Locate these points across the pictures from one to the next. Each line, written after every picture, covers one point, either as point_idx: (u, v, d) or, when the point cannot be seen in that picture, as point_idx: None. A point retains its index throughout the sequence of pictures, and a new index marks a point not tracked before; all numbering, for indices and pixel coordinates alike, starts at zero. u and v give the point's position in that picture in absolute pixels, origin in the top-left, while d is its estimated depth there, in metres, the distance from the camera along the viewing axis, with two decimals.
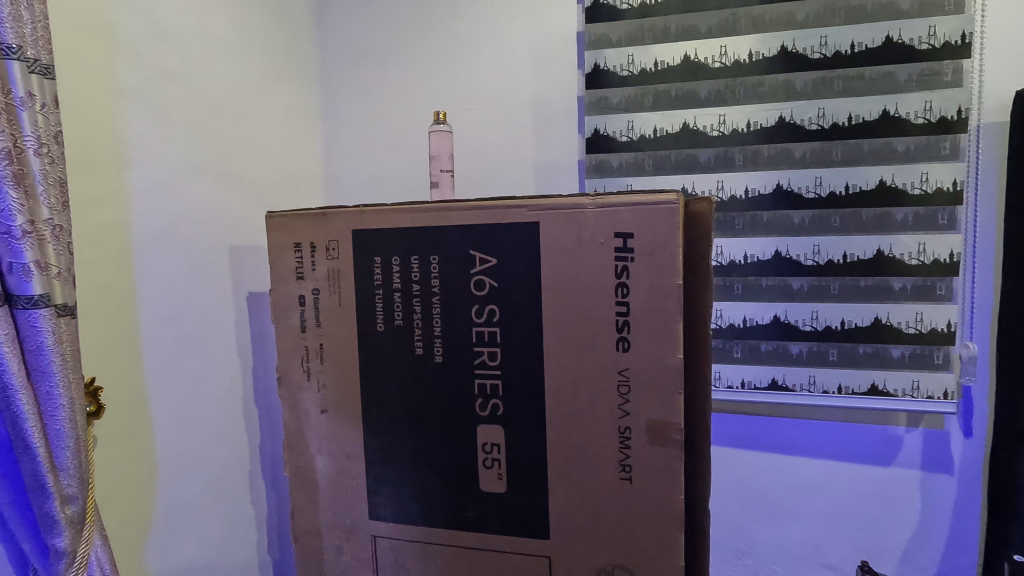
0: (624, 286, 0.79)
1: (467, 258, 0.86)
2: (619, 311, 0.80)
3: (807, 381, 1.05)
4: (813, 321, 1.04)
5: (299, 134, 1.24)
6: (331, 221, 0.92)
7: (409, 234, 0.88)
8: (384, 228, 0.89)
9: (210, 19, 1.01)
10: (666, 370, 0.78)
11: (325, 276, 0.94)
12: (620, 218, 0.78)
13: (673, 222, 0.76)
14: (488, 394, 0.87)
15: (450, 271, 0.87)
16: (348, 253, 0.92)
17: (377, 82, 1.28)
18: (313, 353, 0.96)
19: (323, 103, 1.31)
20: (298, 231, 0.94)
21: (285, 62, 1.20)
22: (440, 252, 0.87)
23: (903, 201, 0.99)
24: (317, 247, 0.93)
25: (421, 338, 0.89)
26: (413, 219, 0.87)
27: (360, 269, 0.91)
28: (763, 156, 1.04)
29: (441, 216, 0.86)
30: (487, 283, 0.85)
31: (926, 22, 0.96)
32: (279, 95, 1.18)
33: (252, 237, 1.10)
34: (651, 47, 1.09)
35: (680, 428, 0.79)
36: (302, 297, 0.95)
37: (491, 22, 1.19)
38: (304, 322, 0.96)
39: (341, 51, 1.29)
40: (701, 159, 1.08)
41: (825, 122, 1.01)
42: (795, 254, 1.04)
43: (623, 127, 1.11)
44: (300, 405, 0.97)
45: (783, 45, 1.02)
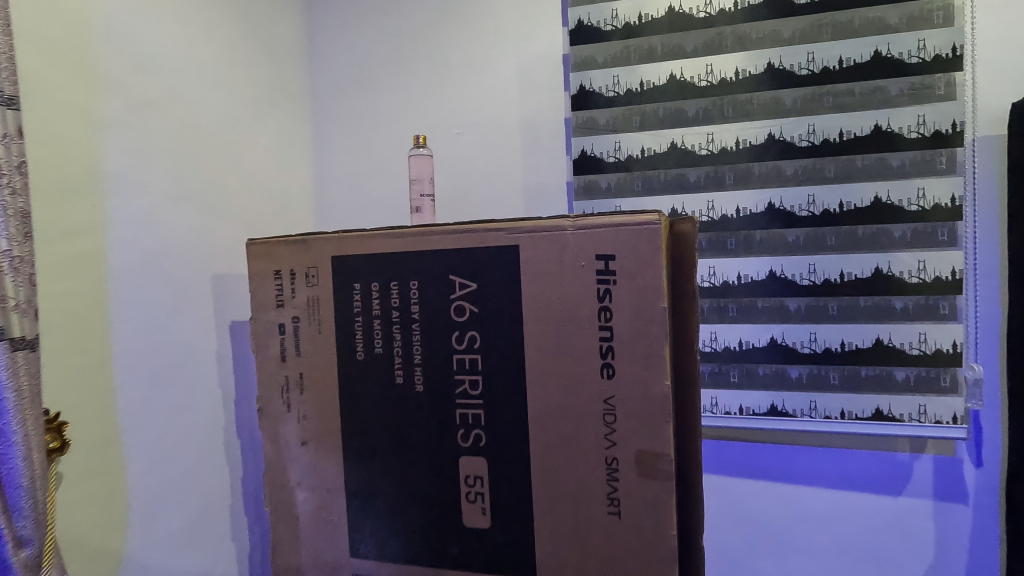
0: (608, 310, 0.76)
1: (447, 283, 0.83)
2: (603, 336, 0.77)
3: (809, 407, 1.00)
4: (812, 343, 1.00)
5: (289, 162, 1.24)
6: (310, 247, 0.90)
7: (388, 260, 0.86)
8: (364, 254, 0.87)
9: (195, 50, 1.01)
10: (654, 397, 0.75)
11: (304, 304, 0.91)
12: (601, 240, 0.76)
13: (655, 243, 0.74)
14: (470, 425, 0.83)
15: (430, 298, 0.84)
16: (327, 280, 0.90)
17: (366, 109, 1.28)
18: (293, 383, 0.93)
19: (313, 131, 1.31)
20: (278, 259, 0.92)
21: (274, 91, 1.20)
22: (420, 279, 0.84)
23: (899, 217, 0.96)
24: (297, 274, 0.92)
25: (401, 366, 0.87)
26: (393, 244, 0.86)
27: (340, 296, 0.89)
28: (754, 175, 1.02)
29: (420, 241, 0.84)
30: (467, 309, 0.83)
31: (915, 36, 0.94)
32: (267, 124, 1.18)
33: (237, 266, 1.08)
34: (637, 67, 1.07)
35: (670, 459, 0.75)
36: (282, 326, 0.93)
37: (477, 48, 1.19)
38: (284, 352, 0.93)
39: (331, 79, 1.30)
40: (691, 178, 1.05)
41: (815, 138, 0.99)
42: (790, 274, 1.01)
43: (611, 148, 1.10)
44: (281, 437, 0.94)
45: (770, 62, 1.00)
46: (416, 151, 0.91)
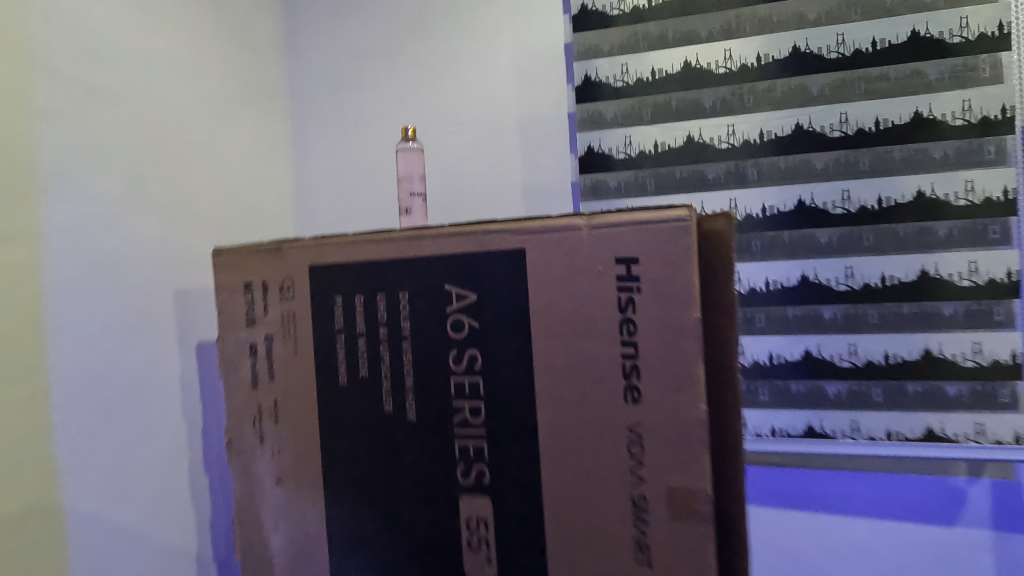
0: (632, 322, 0.65)
1: (442, 294, 0.72)
2: (626, 353, 0.66)
3: (850, 428, 0.89)
4: (852, 356, 0.89)
5: (266, 165, 1.13)
6: (284, 256, 0.79)
7: (374, 269, 0.75)
8: (346, 262, 0.76)
9: (153, 38, 0.91)
10: (688, 424, 0.64)
11: (278, 321, 0.80)
12: (622, 240, 0.65)
13: (686, 242, 0.63)
14: (471, 459, 0.72)
15: (423, 312, 0.73)
16: (304, 293, 0.78)
17: (350, 108, 1.17)
18: (267, 412, 0.81)
19: (293, 132, 1.20)
20: (248, 270, 0.81)
21: (248, 88, 1.10)
22: (410, 289, 0.73)
23: (945, 214, 0.86)
24: (269, 287, 0.80)
25: (390, 392, 0.75)
26: (379, 251, 0.74)
27: (319, 311, 0.78)
28: (780, 170, 0.92)
29: (410, 246, 0.73)
30: (466, 324, 0.71)
31: (957, 13, 0.85)
32: (240, 122, 1.07)
33: (205, 278, 0.96)
34: (647, 54, 0.98)
35: (708, 497, 0.64)
36: (253, 348, 0.81)
37: (470, 39, 1.09)
38: (256, 377, 0.81)
39: (312, 76, 1.20)
40: (710, 175, 0.95)
41: (849, 128, 0.89)
42: (824, 279, 0.90)
43: (621, 143, 1.00)
44: (253, 475, 0.82)
45: (796, 46, 0.91)
46: (405, 145, 0.80)
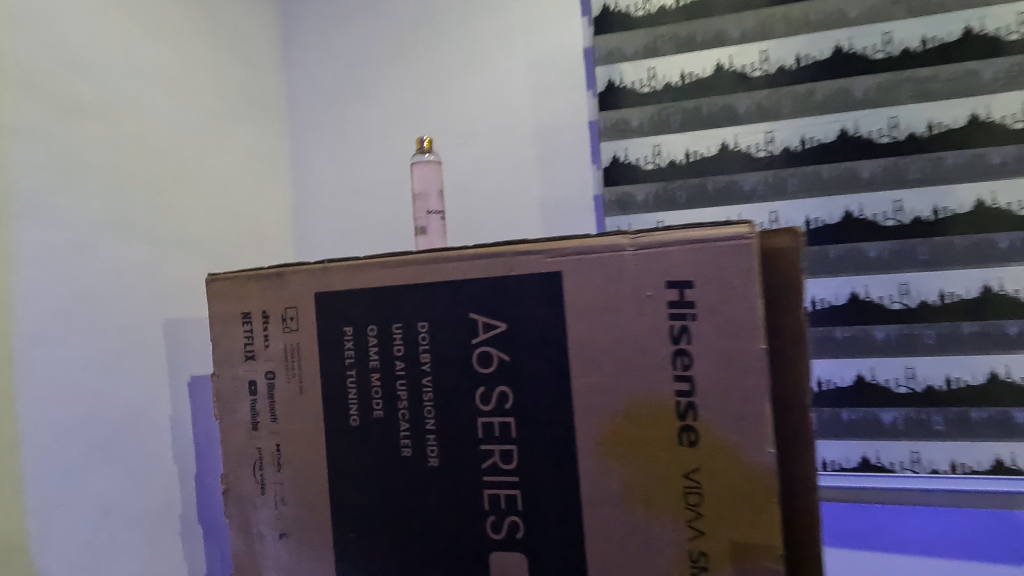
0: (687, 354, 0.57)
1: (467, 324, 0.64)
2: (680, 389, 0.58)
3: (910, 460, 0.81)
4: (909, 381, 0.82)
5: (261, 182, 1.05)
6: (287, 283, 0.71)
7: (389, 296, 0.67)
8: (357, 289, 0.68)
9: (140, 45, 0.83)
10: (754, 471, 0.56)
11: (281, 355, 0.71)
12: (673, 262, 0.57)
13: (748, 263, 0.55)
14: (503, 510, 0.63)
15: (445, 344, 0.65)
16: (309, 323, 0.70)
17: (352, 119, 1.10)
18: (268, 457, 0.72)
19: (291, 146, 1.12)
20: (246, 298, 0.73)
21: (243, 99, 1.02)
22: (430, 319, 0.65)
23: (1007, 225, 0.79)
24: (270, 317, 0.72)
25: (409, 434, 0.66)
26: (394, 276, 0.67)
27: (327, 344, 0.69)
28: (824, 179, 0.85)
29: (430, 270, 0.65)
30: (494, 357, 0.63)
31: (1013, 8, 0.78)
32: (235, 137, 1.00)
33: (198, 309, 0.89)
34: (675, 57, 0.91)
35: (780, 556, 0.55)
36: (252, 385, 0.73)
37: (481, 45, 1.02)
38: (256, 418, 0.73)
39: (310, 86, 1.12)
40: (747, 186, 0.88)
41: (899, 133, 0.83)
42: (876, 297, 0.83)
43: (649, 152, 0.92)
44: (253, 528, 0.73)
45: (838, 46, 0.84)
46: (421, 158, 0.73)
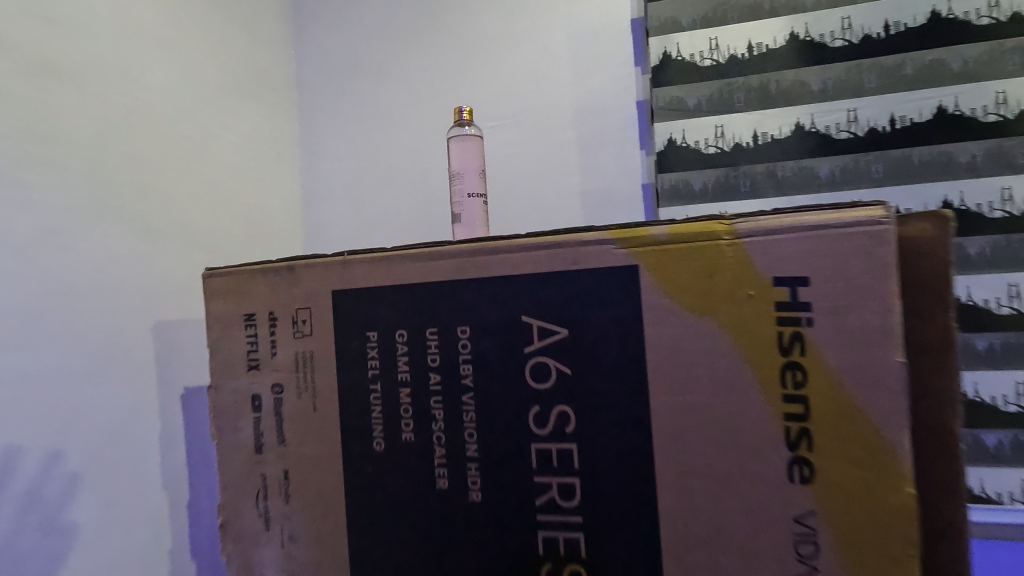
0: (800, 368, 0.46)
1: (518, 329, 0.53)
2: (790, 412, 0.46)
3: (1021, 490, 0.72)
4: (1019, 398, 0.72)
5: (267, 169, 0.94)
6: (299, 279, 0.60)
7: (423, 296, 0.56)
8: (384, 286, 0.57)
9: (130, 3, 0.73)
10: (887, 517, 0.44)
11: (290, 365, 0.60)
12: (783, 254, 0.46)
13: (881, 255, 0.44)
14: (562, 557, 0.52)
15: (493, 353, 0.53)
16: (325, 327, 0.59)
17: (367, 100, 0.99)
18: (274, 486, 0.61)
19: (300, 131, 1.02)
20: (250, 298, 0.62)
21: (247, 76, 0.91)
22: (473, 322, 0.54)
23: None
24: (279, 320, 0.60)
25: (445, 462, 0.55)
26: (430, 270, 0.56)
27: (347, 352, 0.58)
28: (916, 165, 0.74)
29: (474, 263, 0.54)
30: (552, 369, 0.52)
31: None
32: (239, 117, 0.89)
33: (194, 310, 0.78)
34: (741, 26, 0.80)
35: None
36: (256, 400, 0.61)
37: (514, 17, 0.91)
38: (260, 439, 0.61)
39: (321, 64, 1.01)
40: (824, 173, 0.77)
41: (1007, 111, 0.72)
42: (980, 300, 0.73)
43: (711, 134, 0.81)
44: (255, 571, 0.62)
45: (935, 11, 0.74)
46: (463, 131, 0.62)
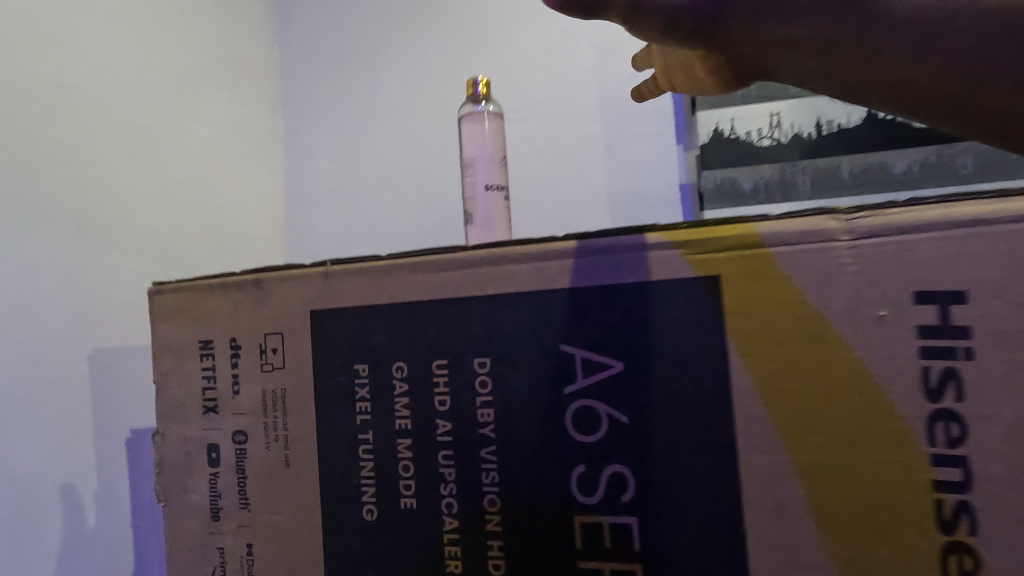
0: (955, 420, 0.33)
1: (556, 361, 0.40)
2: (942, 481, 0.33)
3: None
4: None
5: (242, 167, 0.82)
6: (269, 296, 0.47)
7: (429, 318, 0.43)
8: (378, 305, 0.44)
9: None
10: None
11: (256, 406, 0.47)
12: (926, 260, 0.34)
13: None
14: None
15: (522, 395, 0.41)
16: (301, 357, 0.46)
17: (360, 90, 0.86)
18: (234, 564, 0.47)
19: (283, 127, 0.89)
20: (207, 320, 0.48)
21: (219, 61, 0.80)
22: (495, 353, 0.41)
23: None
24: (242, 350, 0.47)
25: (458, 537, 0.42)
26: (438, 284, 0.43)
27: (328, 391, 0.45)
28: (1014, 158, 0.63)
29: (496, 275, 0.41)
30: (602, 417, 0.39)
31: None
32: (208, 106, 0.77)
33: (140, 335, 0.65)
34: None
35: None
36: (213, 452, 0.48)
37: None
38: (217, 503, 0.48)
39: (309, 51, 0.89)
40: (900, 169, 0.65)
41: None
42: None
43: (764, 124, 0.69)
44: None
45: None
46: (479, 108, 0.50)
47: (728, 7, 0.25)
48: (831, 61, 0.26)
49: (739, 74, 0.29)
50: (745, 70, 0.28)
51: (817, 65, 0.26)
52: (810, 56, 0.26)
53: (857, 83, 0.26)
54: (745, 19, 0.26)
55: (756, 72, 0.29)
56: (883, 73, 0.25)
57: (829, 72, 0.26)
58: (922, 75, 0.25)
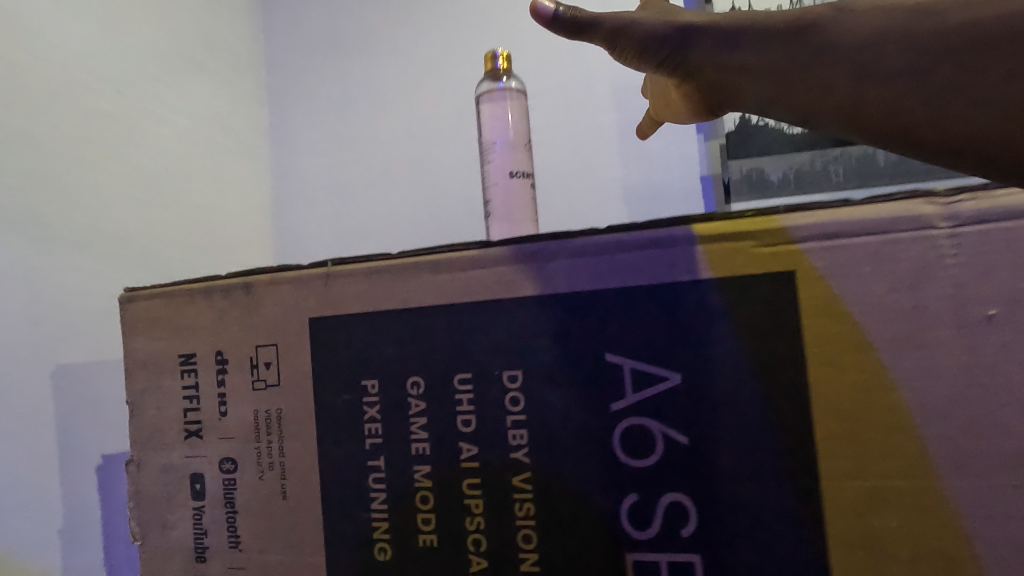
0: None
1: (600, 373, 0.35)
2: None
3: None
4: None
5: (224, 161, 0.75)
6: (260, 302, 0.40)
7: (449, 325, 0.37)
8: (389, 311, 0.38)
9: None
10: None
11: (246, 429, 0.40)
12: None
13: None
14: None
15: (560, 412, 0.35)
16: (299, 372, 0.40)
17: (353, 78, 0.80)
18: None
19: (270, 118, 0.83)
20: (188, 330, 0.42)
21: (199, 46, 0.73)
22: (529, 365, 0.36)
23: None
24: (229, 365, 0.41)
25: None
26: (459, 286, 0.37)
27: (332, 411, 0.39)
28: None
29: (527, 275, 0.36)
30: (656, 437, 0.34)
31: None
32: (187, 94, 0.71)
33: (110, 348, 0.58)
34: None
35: None
36: (196, 483, 0.42)
37: None
38: (202, 542, 0.41)
39: (296, 39, 0.83)
40: None
41: None
42: None
43: None
44: None
45: None
46: (501, 86, 0.47)
47: (694, 42, 0.33)
48: (778, 86, 0.30)
49: (715, 104, 0.35)
50: (720, 99, 0.34)
51: (770, 89, 0.31)
52: (760, 75, 0.31)
53: (810, 111, 0.30)
54: (712, 49, 0.32)
55: (731, 105, 0.34)
56: (821, 95, 0.29)
57: (779, 96, 0.31)
58: (851, 90, 0.28)
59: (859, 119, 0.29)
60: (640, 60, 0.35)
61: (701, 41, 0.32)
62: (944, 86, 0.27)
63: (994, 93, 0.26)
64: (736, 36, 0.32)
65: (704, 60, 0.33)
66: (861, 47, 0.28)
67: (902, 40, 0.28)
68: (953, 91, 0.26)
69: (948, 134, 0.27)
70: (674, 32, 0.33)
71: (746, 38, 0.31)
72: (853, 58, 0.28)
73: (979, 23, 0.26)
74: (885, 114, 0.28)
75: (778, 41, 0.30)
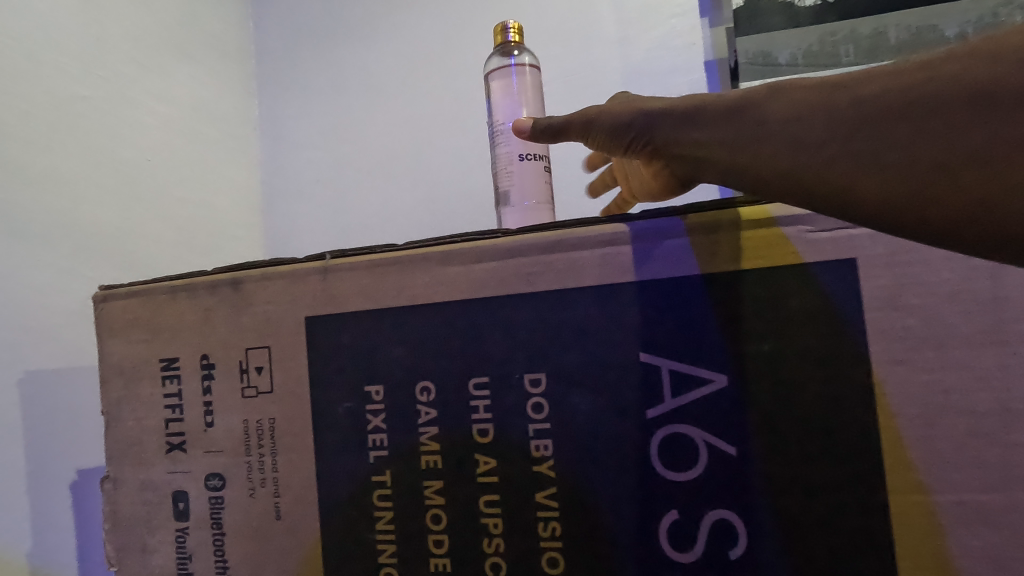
0: None
1: (634, 375, 0.31)
2: None
3: None
4: None
5: (212, 153, 0.71)
6: (250, 300, 0.36)
7: (463, 323, 0.33)
8: (395, 309, 0.34)
9: None
10: None
11: (234, 441, 0.36)
12: None
13: None
14: None
15: (590, 419, 0.31)
16: (295, 377, 0.35)
17: (347, 67, 0.76)
18: None
19: (259, 111, 0.79)
20: (170, 332, 0.38)
21: (185, 33, 0.69)
22: (553, 367, 0.32)
23: None
24: (216, 369, 0.37)
25: None
26: (474, 280, 0.33)
27: (332, 421, 0.35)
28: None
29: (551, 267, 0.32)
30: (699, 447, 0.30)
31: None
32: (172, 82, 0.67)
33: (83, 354, 0.54)
34: None
35: None
36: (179, 501, 0.37)
37: None
38: (185, 568, 0.37)
39: (287, 27, 0.79)
40: None
41: None
42: None
43: None
44: None
45: None
46: (513, 60, 0.46)
47: (653, 123, 0.31)
48: (727, 157, 0.28)
49: (681, 181, 0.32)
50: (683, 177, 0.32)
51: (720, 164, 0.28)
52: (714, 150, 0.28)
53: (759, 182, 0.27)
54: (672, 128, 0.30)
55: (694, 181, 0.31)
56: (766, 168, 0.26)
57: (729, 168, 0.28)
58: (803, 166, 0.25)
59: (821, 194, 0.25)
60: (609, 144, 0.34)
61: (658, 123, 0.31)
62: (903, 152, 0.23)
63: (948, 157, 0.22)
64: (691, 116, 0.30)
65: (664, 139, 0.31)
66: (808, 120, 0.26)
67: (850, 109, 0.25)
68: (913, 156, 0.23)
69: (908, 202, 0.23)
70: (635, 117, 0.32)
71: (701, 116, 0.29)
72: (802, 131, 0.26)
73: (932, 83, 0.23)
74: (847, 187, 0.24)
75: (725, 119, 0.28)
